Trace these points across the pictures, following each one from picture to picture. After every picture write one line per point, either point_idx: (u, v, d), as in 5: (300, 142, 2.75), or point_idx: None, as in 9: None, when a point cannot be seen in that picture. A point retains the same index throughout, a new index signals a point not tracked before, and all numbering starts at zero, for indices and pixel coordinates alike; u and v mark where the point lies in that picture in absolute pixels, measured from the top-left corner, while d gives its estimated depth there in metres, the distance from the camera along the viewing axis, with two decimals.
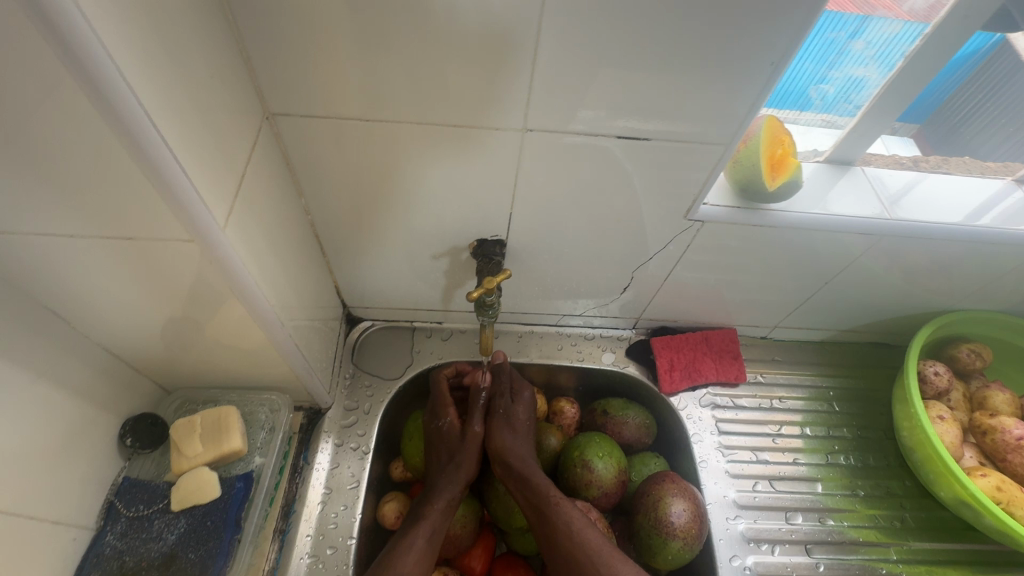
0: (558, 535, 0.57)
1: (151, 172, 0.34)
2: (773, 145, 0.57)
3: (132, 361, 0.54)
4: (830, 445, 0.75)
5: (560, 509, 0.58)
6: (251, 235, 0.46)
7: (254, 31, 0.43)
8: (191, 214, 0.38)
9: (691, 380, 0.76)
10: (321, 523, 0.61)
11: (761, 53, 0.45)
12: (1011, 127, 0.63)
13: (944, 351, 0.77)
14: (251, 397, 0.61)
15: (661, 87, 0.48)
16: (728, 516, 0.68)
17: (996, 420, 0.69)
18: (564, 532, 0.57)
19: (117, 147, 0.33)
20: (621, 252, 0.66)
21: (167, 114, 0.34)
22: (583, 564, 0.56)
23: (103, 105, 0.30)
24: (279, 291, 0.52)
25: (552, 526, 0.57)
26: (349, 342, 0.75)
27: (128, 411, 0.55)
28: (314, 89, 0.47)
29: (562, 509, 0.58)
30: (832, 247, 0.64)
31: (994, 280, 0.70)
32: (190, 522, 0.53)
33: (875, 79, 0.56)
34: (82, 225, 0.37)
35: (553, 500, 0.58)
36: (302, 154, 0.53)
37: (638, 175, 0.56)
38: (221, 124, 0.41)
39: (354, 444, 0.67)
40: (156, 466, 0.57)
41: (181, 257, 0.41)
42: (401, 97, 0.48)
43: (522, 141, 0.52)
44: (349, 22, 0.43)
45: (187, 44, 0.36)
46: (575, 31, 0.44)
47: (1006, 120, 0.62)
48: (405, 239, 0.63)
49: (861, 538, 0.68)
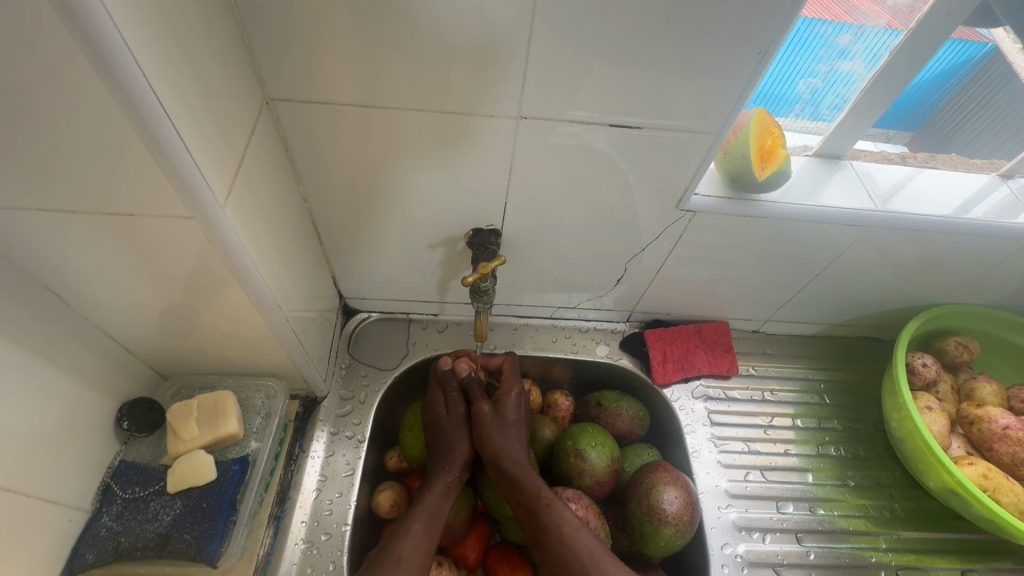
0: (548, 536, 0.57)
1: (149, 149, 0.35)
2: (763, 136, 0.58)
3: (129, 344, 0.54)
4: (820, 436, 0.76)
5: (551, 510, 0.58)
6: (250, 218, 0.47)
7: (256, 16, 0.44)
8: (192, 190, 0.38)
9: (684, 372, 0.77)
10: (316, 510, 0.62)
11: (750, 43, 0.46)
12: (996, 124, 0.64)
13: (933, 344, 0.78)
14: (247, 383, 0.61)
15: (653, 77, 0.49)
16: (719, 505, 0.69)
17: (983, 410, 0.70)
18: (555, 533, 0.57)
19: (117, 123, 0.33)
20: (614, 243, 0.67)
21: (169, 88, 0.35)
22: (572, 566, 0.55)
23: (108, 76, 0.31)
24: (277, 275, 0.53)
25: (542, 526, 0.57)
26: (345, 333, 0.75)
27: (125, 395, 0.56)
28: (313, 76, 0.48)
29: (553, 510, 0.58)
30: (821, 240, 0.65)
31: (980, 273, 0.71)
32: (185, 504, 0.53)
33: (862, 73, 0.58)
34: (84, 203, 0.38)
35: (544, 502, 0.58)
36: (301, 141, 0.54)
37: (630, 166, 0.57)
38: (222, 105, 0.41)
39: (349, 432, 0.68)
40: (152, 450, 0.57)
41: (180, 238, 0.42)
42: (399, 83, 0.49)
43: (517, 130, 0.53)
44: (348, 8, 0.43)
45: (190, 23, 0.37)
46: (570, 19, 0.45)
47: (991, 117, 0.64)
48: (402, 229, 0.64)
49: (851, 528, 0.69)
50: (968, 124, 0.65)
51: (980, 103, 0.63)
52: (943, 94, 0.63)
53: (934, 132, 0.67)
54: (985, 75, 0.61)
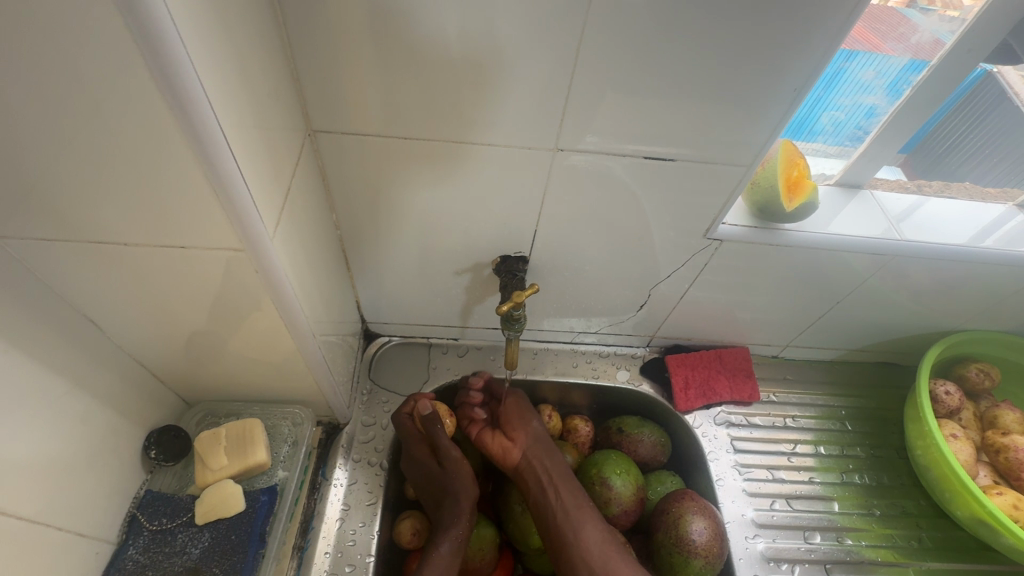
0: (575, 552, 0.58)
1: (209, 185, 0.36)
2: (789, 167, 0.59)
3: (157, 371, 0.54)
4: (843, 464, 0.75)
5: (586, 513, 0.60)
6: (292, 248, 0.47)
7: (305, 49, 0.45)
8: (246, 223, 0.39)
9: (706, 398, 0.77)
10: (340, 541, 0.61)
11: (787, 79, 0.48)
12: (994, 153, 0.66)
13: (953, 371, 0.78)
14: (274, 410, 0.61)
15: (691, 108, 0.50)
16: (747, 535, 0.68)
17: (1008, 439, 0.70)
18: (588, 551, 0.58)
19: (182, 158, 0.34)
20: (638, 271, 0.67)
21: (233, 125, 0.35)
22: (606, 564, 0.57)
23: (180, 112, 0.31)
24: (311, 302, 0.53)
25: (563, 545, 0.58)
26: (365, 357, 0.75)
27: (151, 423, 0.55)
28: (356, 107, 0.49)
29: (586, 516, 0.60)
30: (842, 270, 0.66)
31: (1000, 301, 0.71)
32: (213, 536, 0.52)
33: (884, 107, 0.59)
34: (134, 232, 0.39)
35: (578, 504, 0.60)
36: (338, 169, 0.54)
37: (659, 194, 0.58)
38: (274, 137, 0.42)
39: (371, 460, 0.67)
40: (177, 480, 0.56)
41: (225, 269, 0.43)
42: (440, 116, 0.50)
43: (552, 161, 0.54)
44: (393, 43, 0.45)
45: (250, 60, 0.38)
46: (613, 58, 0.46)
47: (989, 147, 0.65)
48: (430, 255, 0.64)
49: (879, 558, 0.68)
50: (965, 155, 0.66)
51: (970, 127, 0.63)
52: (939, 126, 0.63)
53: (924, 156, 0.67)
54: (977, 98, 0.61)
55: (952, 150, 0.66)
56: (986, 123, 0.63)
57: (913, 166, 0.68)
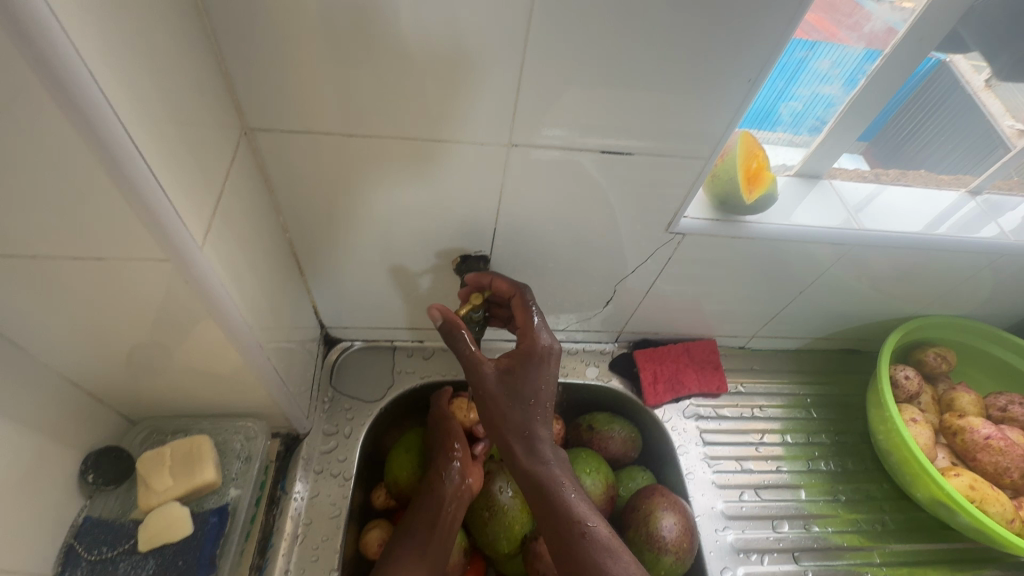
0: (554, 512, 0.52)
1: (118, 189, 0.32)
2: (749, 159, 0.59)
3: (92, 390, 0.50)
4: (810, 451, 0.76)
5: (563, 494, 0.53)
6: (229, 254, 0.44)
7: (233, 42, 0.42)
8: (166, 230, 0.36)
9: (675, 392, 0.77)
10: (301, 558, 0.59)
11: (739, 70, 0.47)
12: (950, 141, 0.68)
13: (912, 356, 0.80)
14: (224, 425, 0.58)
15: (644, 101, 0.49)
16: (716, 527, 0.69)
17: (965, 420, 0.72)
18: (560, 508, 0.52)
19: (84, 161, 0.31)
20: (602, 267, 0.66)
21: (141, 124, 0.32)
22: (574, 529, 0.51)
23: (75, 111, 0.28)
24: (256, 311, 0.50)
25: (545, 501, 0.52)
26: (327, 363, 0.73)
27: (88, 445, 0.52)
28: (294, 103, 0.46)
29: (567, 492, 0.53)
30: (804, 261, 0.66)
31: (954, 287, 0.73)
32: (159, 563, 0.50)
33: (841, 97, 0.59)
34: (43, 246, 0.35)
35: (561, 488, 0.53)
36: (282, 169, 0.51)
37: (617, 189, 0.57)
38: (197, 137, 0.39)
39: (334, 470, 0.65)
40: (120, 504, 0.53)
41: (154, 281, 0.39)
42: (384, 112, 0.47)
43: (507, 158, 0.52)
44: (327, 33, 0.42)
45: (162, 54, 0.35)
46: (560, 49, 0.44)
47: (945, 135, 0.67)
48: (387, 257, 0.62)
49: (845, 543, 0.69)
50: (924, 144, 0.68)
51: (927, 114, 0.64)
52: (895, 116, 0.64)
53: (886, 144, 0.68)
54: (932, 86, 0.62)
55: (912, 136, 0.67)
56: (941, 110, 0.64)
57: (874, 154, 0.69)
